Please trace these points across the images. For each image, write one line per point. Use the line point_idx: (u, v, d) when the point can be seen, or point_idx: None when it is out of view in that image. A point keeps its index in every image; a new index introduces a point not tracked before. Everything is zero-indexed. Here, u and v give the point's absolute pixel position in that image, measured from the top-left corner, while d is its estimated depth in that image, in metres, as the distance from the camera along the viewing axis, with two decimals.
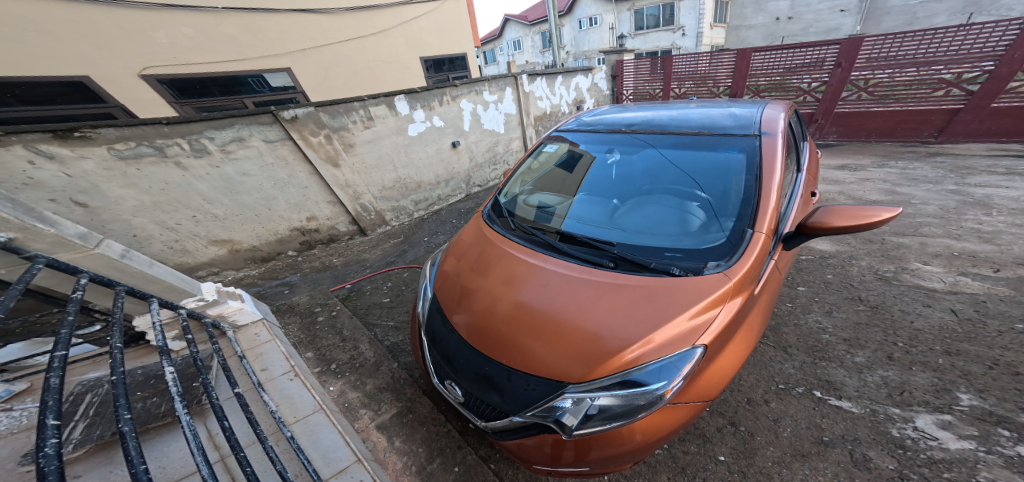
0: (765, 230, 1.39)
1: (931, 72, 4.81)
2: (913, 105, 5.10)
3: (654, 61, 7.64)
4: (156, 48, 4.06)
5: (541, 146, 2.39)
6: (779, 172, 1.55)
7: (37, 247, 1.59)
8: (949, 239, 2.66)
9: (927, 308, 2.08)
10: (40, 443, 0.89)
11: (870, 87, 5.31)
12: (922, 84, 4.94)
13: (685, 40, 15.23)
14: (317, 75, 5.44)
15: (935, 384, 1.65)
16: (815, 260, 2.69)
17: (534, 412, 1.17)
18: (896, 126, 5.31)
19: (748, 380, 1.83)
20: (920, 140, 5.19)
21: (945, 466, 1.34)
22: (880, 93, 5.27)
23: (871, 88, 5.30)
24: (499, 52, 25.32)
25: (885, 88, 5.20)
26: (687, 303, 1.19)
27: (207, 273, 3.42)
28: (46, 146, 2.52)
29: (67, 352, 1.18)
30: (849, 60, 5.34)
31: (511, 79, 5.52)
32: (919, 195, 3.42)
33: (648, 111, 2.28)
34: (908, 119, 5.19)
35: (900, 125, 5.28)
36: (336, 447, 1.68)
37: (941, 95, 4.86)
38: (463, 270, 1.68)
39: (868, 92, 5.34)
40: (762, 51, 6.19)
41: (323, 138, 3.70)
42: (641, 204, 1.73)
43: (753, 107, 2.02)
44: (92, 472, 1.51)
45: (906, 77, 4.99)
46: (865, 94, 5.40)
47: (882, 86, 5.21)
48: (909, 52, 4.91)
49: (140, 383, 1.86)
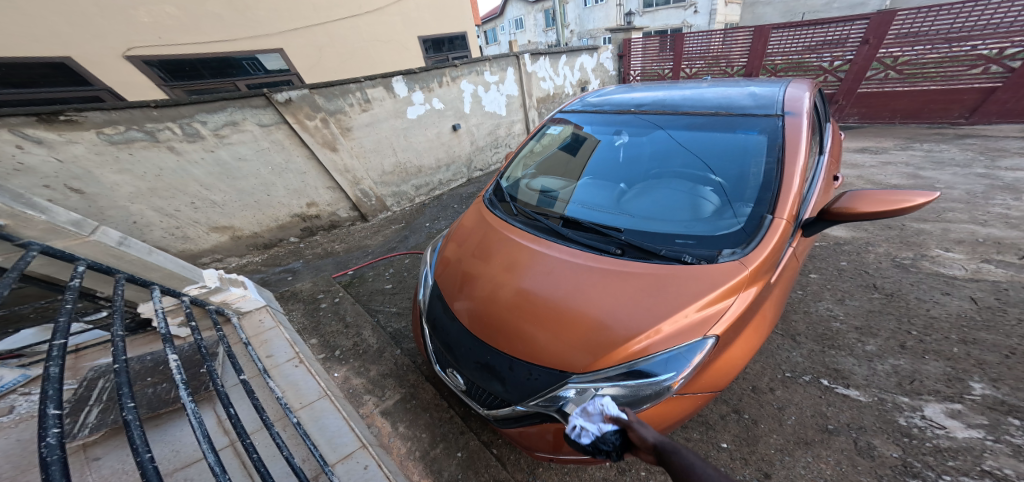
0: (785, 216, 1.32)
1: (966, 47, 4.57)
2: (944, 84, 4.85)
3: (663, 39, 7.37)
4: (140, 27, 3.90)
5: (544, 128, 2.30)
6: (803, 154, 1.46)
7: (29, 234, 1.54)
8: (973, 225, 2.57)
9: (945, 295, 2.03)
10: (41, 432, 0.83)
11: (899, 65, 5.06)
12: (955, 62, 4.68)
13: (697, 18, 14.58)
14: (311, 56, 5.27)
15: (948, 373, 1.62)
16: (829, 246, 2.62)
17: (536, 402, 1.14)
18: (923, 107, 5.09)
19: (754, 368, 1.80)
20: (949, 121, 4.98)
21: (951, 454, 1.33)
22: (909, 72, 5.02)
23: (900, 67, 5.05)
24: (502, 31, 24.53)
25: (914, 66, 4.94)
26: (698, 292, 1.15)
27: (210, 260, 3.42)
28: (31, 130, 2.44)
29: (65, 340, 1.12)
30: (878, 36, 5.07)
31: (513, 59, 5.32)
32: (943, 179, 3.30)
33: (659, 91, 2.17)
34: (937, 99, 4.95)
35: (928, 106, 5.05)
36: (341, 432, 1.68)
37: (977, 73, 4.61)
38: (463, 256, 1.63)
39: (896, 71, 5.09)
40: (780, 28, 5.94)
41: (319, 122, 3.60)
42: (649, 188, 1.67)
43: (774, 87, 1.90)
44: (110, 455, 1.53)
45: (937, 54, 4.75)
46: (892, 73, 5.16)
47: (911, 63, 4.96)
48: (944, 27, 4.66)
49: (148, 369, 1.86)
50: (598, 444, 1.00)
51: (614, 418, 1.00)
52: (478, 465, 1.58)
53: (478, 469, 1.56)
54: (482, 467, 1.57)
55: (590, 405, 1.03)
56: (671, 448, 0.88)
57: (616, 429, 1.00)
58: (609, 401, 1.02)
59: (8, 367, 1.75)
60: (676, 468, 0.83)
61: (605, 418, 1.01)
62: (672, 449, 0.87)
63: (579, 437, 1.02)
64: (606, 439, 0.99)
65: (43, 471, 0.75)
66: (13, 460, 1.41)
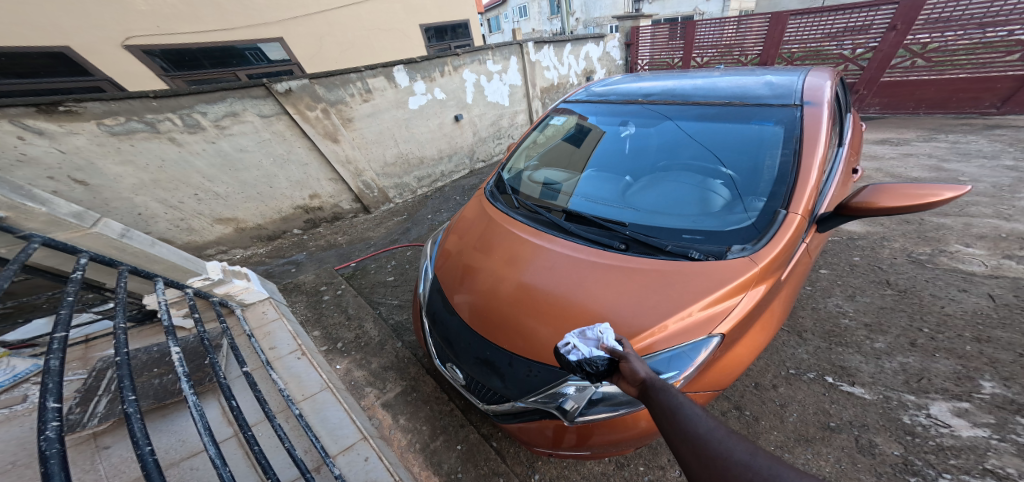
0: (800, 211, 1.27)
1: (1003, 33, 4.37)
2: (975, 72, 4.64)
3: (673, 27, 7.22)
4: (139, 16, 3.86)
5: (547, 119, 2.24)
6: (821, 146, 1.39)
7: (31, 226, 1.54)
8: (996, 220, 2.49)
9: (962, 292, 1.97)
10: (40, 426, 0.82)
11: (928, 52, 4.84)
12: (988, 48, 4.48)
13: (709, 5, 14.29)
14: (312, 45, 5.20)
15: (957, 372, 1.58)
16: (842, 242, 2.56)
17: (535, 398, 1.13)
18: (951, 97, 4.87)
19: (759, 364, 1.77)
20: (979, 111, 4.75)
21: (954, 453, 1.30)
22: (937, 59, 4.81)
23: (929, 54, 4.84)
24: (506, 20, 24.16)
25: (943, 52, 4.73)
26: (704, 289, 1.11)
27: (215, 251, 3.45)
28: (32, 121, 2.43)
29: (66, 333, 1.11)
30: (906, 22, 4.85)
31: (517, 48, 5.20)
32: (968, 172, 3.18)
33: (668, 80, 2.10)
34: (968, 87, 4.73)
35: (956, 95, 4.82)
36: (343, 424, 1.70)
37: (1012, 59, 4.40)
38: (464, 248, 1.61)
39: (924, 58, 4.88)
40: (797, 14, 5.74)
41: (320, 112, 3.55)
42: (656, 181, 1.62)
43: (792, 76, 1.83)
44: (119, 443, 1.55)
45: (968, 40, 4.56)
46: (920, 61, 4.94)
47: (941, 50, 4.74)
48: (978, 12, 4.50)
49: (154, 361, 1.88)
50: (582, 366, 0.86)
51: (610, 347, 0.87)
52: (477, 458, 1.59)
53: (478, 462, 1.57)
54: (481, 460, 1.58)
55: (589, 329, 0.91)
56: (663, 387, 0.79)
57: (608, 359, 0.86)
58: (611, 330, 0.90)
59: (21, 357, 1.78)
60: (663, 408, 0.75)
61: (600, 346, 0.88)
62: (663, 389, 0.79)
63: (565, 354, 0.88)
64: (594, 362, 0.85)
65: (42, 464, 0.74)
66: (29, 447, 1.44)
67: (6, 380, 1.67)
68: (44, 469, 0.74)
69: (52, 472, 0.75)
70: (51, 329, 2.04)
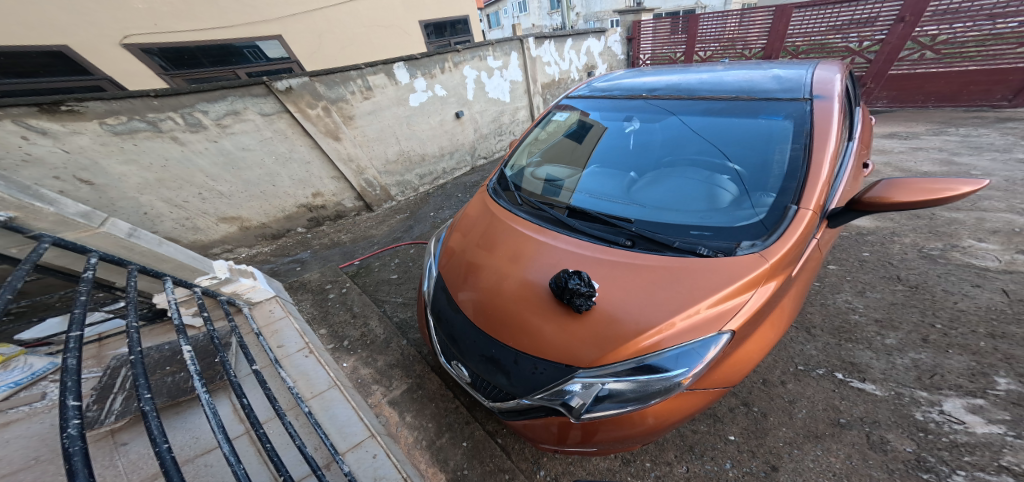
0: (811, 206, 1.24)
1: (1013, 24, 4.27)
2: (986, 64, 4.54)
3: (675, 21, 7.14)
4: (135, 14, 3.85)
5: (550, 115, 2.21)
6: (833, 140, 1.37)
7: (40, 225, 1.55)
8: (1009, 214, 2.45)
9: (975, 288, 1.94)
10: (62, 423, 0.81)
11: (937, 44, 4.74)
12: (999, 40, 4.39)
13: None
14: (310, 42, 5.18)
15: (971, 368, 1.56)
16: (851, 237, 2.53)
17: (542, 395, 1.12)
18: (961, 89, 4.77)
19: (766, 361, 1.76)
20: (989, 104, 4.65)
21: (968, 449, 1.29)
22: (946, 52, 4.71)
23: (938, 46, 4.75)
24: (505, 15, 24.05)
25: (952, 45, 4.64)
26: (713, 286, 1.10)
27: (221, 250, 3.46)
28: (34, 120, 2.43)
29: (82, 331, 1.10)
30: (915, 13, 4.75)
31: (517, 43, 5.15)
32: (980, 166, 3.13)
33: (673, 74, 2.07)
34: (979, 80, 4.63)
35: (966, 88, 4.73)
36: (351, 422, 1.71)
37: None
38: (468, 246, 1.60)
39: (933, 50, 4.78)
40: (802, 7, 5.67)
41: (321, 110, 3.55)
42: (662, 177, 1.60)
43: (802, 69, 1.79)
44: (136, 440, 1.56)
45: (978, 32, 4.47)
46: (929, 53, 4.84)
47: (950, 42, 4.65)
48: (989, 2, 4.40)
49: (167, 359, 1.90)
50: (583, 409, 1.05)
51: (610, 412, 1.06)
52: (483, 455, 1.59)
53: (483, 459, 1.57)
54: (487, 456, 1.58)
55: (593, 398, 1.09)
56: None
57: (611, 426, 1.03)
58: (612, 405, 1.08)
59: (38, 355, 1.78)
60: None
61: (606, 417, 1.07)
62: None
63: (569, 395, 1.09)
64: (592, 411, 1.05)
65: (65, 462, 0.74)
66: (50, 442, 1.46)
67: (24, 378, 1.68)
68: (68, 466, 0.73)
69: (75, 470, 0.74)
70: (66, 327, 2.07)
